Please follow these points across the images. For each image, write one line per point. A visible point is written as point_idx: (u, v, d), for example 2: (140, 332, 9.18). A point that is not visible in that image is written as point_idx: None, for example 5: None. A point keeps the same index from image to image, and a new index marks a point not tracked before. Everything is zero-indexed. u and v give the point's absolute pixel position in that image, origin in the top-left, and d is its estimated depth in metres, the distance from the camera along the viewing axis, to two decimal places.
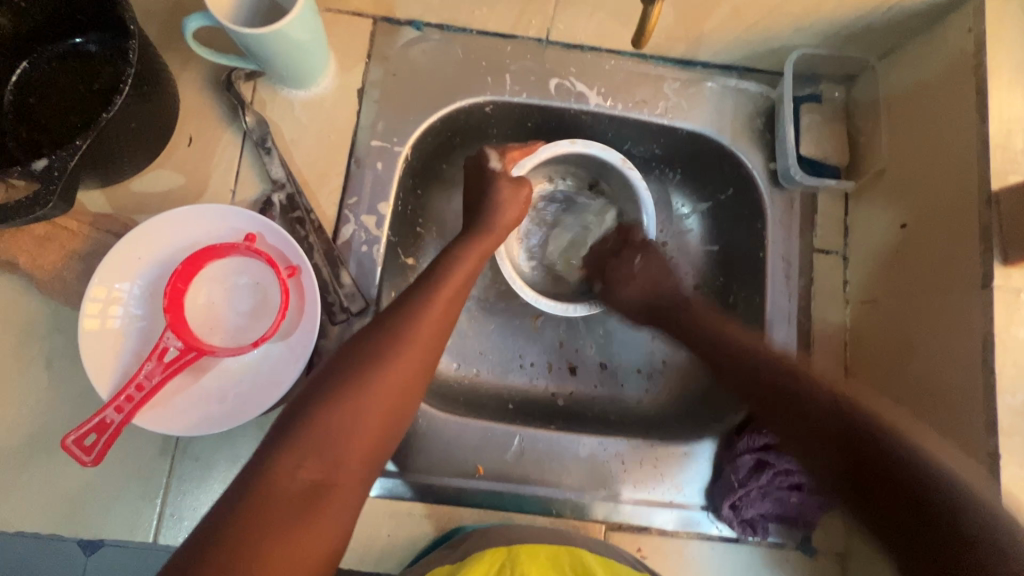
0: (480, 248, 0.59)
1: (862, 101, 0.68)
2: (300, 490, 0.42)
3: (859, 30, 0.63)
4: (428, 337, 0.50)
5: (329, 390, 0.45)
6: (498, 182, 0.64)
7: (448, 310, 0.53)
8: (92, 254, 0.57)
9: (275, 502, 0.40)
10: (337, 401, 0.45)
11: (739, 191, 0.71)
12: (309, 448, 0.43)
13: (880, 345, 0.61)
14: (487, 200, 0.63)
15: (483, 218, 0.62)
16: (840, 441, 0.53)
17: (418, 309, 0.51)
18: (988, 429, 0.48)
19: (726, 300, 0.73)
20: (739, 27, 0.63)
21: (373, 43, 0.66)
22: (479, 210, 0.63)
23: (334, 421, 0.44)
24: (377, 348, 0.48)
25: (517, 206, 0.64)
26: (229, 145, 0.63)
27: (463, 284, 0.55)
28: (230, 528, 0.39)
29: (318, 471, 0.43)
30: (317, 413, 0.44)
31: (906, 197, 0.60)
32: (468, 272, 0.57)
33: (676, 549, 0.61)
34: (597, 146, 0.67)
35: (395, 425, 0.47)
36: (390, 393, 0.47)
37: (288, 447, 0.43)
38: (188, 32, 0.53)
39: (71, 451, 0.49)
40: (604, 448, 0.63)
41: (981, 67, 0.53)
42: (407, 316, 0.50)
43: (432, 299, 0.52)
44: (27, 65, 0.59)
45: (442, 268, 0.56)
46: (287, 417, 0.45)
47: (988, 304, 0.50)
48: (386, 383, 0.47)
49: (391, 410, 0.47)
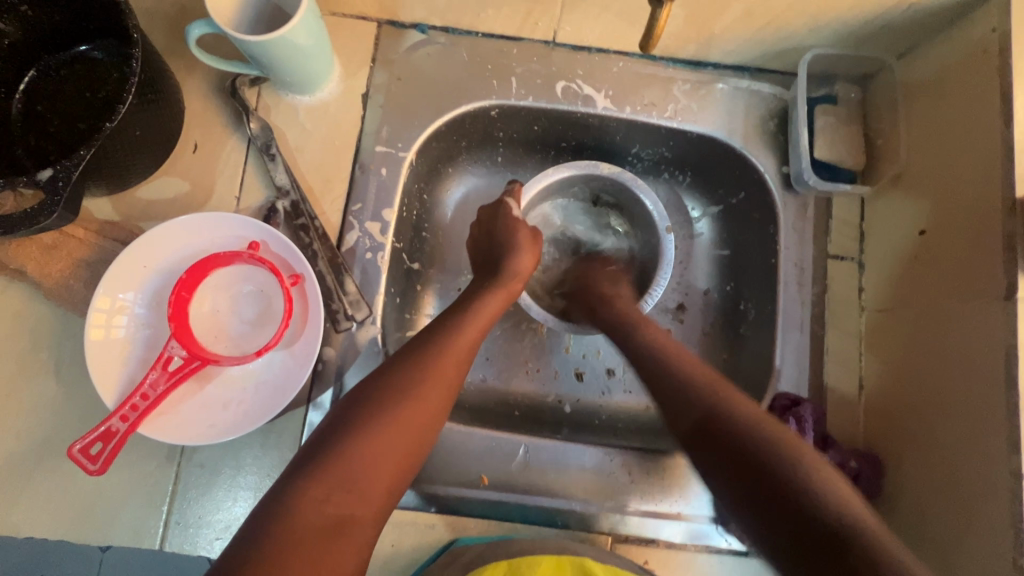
0: (509, 289, 0.61)
1: (880, 102, 0.66)
2: (323, 523, 0.41)
3: (877, 29, 0.61)
4: (450, 375, 0.51)
5: (354, 420, 0.46)
6: (517, 228, 0.64)
7: (469, 350, 0.54)
8: (98, 261, 0.58)
9: (301, 536, 0.40)
10: (360, 436, 0.45)
11: (751, 195, 0.69)
12: (334, 483, 0.43)
13: (899, 355, 0.59)
14: (499, 241, 0.64)
15: (502, 267, 0.62)
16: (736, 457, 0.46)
17: (437, 348, 0.52)
18: (1010, 446, 0.47)
19: (737, 306, 0.71)
20: (751, 27, 0.61)
21: (378, 47, 0.66)
22: (500, 258, 0.63)
23: (360, 455, 0.44)
24: (398, 384, 0.48)
25: (530, 255, 0.64)
26: (234, 152, 0.63)
27: (485, 325, 0.57)
28: (252, 560, 0.38)
29: (344, 505, 0.42)
30: (340, 448, 0.44)
31: (926, 200, 0.58)
32: (493, 313, 0.58)
33: (684, 563, 0.60)
34: (580, 163, 0.68)
35: (413, 462, 0.47)
36: (411, 431, 0.47)
37: (312, 481, 0.42)
38: (192, 39, 0.53)
39: (77, 459, 0.50)
40: (609, 458, 0.62)
41: (1006, 68, 0.51)
42: (428, 354, 0.51)
43: (455, 333, 0.54)
44: (34, 74, 0.59)
45: (461, 311, 0.57)
46: (309, 451, 0.45)
47: (1011, 316, 0.48)
48: (405, 421, 0.47)
49: (413, 446, 0.47)
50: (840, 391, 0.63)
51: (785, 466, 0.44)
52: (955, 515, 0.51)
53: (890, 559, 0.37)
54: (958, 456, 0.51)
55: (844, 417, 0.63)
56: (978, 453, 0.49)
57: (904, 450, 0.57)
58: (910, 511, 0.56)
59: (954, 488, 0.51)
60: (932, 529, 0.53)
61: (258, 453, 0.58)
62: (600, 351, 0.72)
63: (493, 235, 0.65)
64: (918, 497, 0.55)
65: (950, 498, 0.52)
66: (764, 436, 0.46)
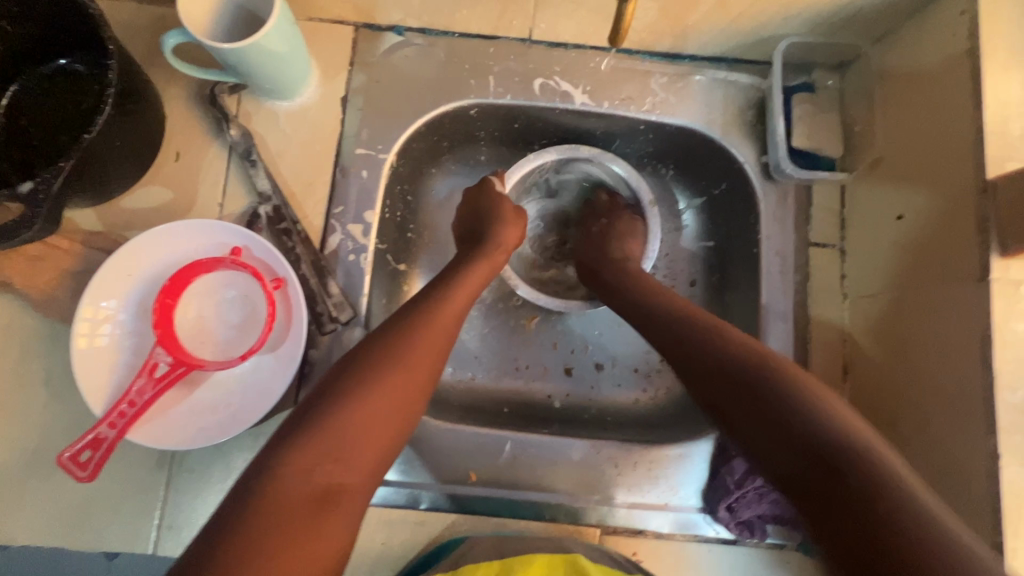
0: (493, 259, 0.61)
1: (856, 90, 0.67)
2: (310, 493, 0.41)
3: (851, 16, 0.61)
4: (435, 343, 0.51)
5: (336, 391, 0.46)
6: (498, 201, 0.66)
7: (454, 321, 0.54)
8: (84, 272, 0.58)
9: (286, 507, 0.40)
10: (347, 405, 0.45)
11: (732, 186, 0.70)
12: (322, 452, 0.42)
13: (882, 341, 0.59)
14: (483, 216, 0.65)
15: (486, 239, 0.63)
16: (736, 387, 0.46)
17: (424, 317, 0.52)
18: (988, 427, 0.47)
19: (723, 297, 0.71)
20: (724, 18, 0.62)
21: (356, 51, 0.66)
22: (484, 230, 0.64)
23: (346, 423, 0.44)
24: (384, 353, 0.48)
25: (516, 228, 0.65)
26: (215, 159, 0.63)
27: (472, 294, 0.57)
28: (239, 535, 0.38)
29: (330, 473, 0.42)
30: (326, 416, 0.44)
31: (903, 186, 0.58)
32: (479, 281, 0.59)
33: (672, 552, 0.60)
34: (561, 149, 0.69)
35: (401, 433, 0.47)
36: (398, 400, 0.47)
37: (299, 449, 0.42)
38: (167, 49, 0.53)
39: (66, 467, 0.50)
40: (595, 450, 0.63)
41: (976, 52, 0.51)
42: (413, 325, 0.51)
43: (442, 303, 0.54)
44: (16, 88, 0.60)
45: (448, 281, 0.57)
46: (292, 421, 0.45)
47: (985, 298, 0.48)
48: (394, 387, 0.47)
49: (400, 416, 0.47)
50: (825, 379, 0.64)
51: (779, 390, 0.44)
52: (938, 497, 0.51)
53: (882, 465, 0.37)
54: (939, 439, 0.52)
55: None
56: (956, 436, 0.50)
57: (887, 434, 0.58)
58: None
59: (937, 470, 0.51)
60: None
61: (248, 457, 0.59)
62: (588, 346, 0.73)
63: (476, 210, 0.66)
64: None
65: (933, 481, 0.52)
66: (761, 369, 0.46)
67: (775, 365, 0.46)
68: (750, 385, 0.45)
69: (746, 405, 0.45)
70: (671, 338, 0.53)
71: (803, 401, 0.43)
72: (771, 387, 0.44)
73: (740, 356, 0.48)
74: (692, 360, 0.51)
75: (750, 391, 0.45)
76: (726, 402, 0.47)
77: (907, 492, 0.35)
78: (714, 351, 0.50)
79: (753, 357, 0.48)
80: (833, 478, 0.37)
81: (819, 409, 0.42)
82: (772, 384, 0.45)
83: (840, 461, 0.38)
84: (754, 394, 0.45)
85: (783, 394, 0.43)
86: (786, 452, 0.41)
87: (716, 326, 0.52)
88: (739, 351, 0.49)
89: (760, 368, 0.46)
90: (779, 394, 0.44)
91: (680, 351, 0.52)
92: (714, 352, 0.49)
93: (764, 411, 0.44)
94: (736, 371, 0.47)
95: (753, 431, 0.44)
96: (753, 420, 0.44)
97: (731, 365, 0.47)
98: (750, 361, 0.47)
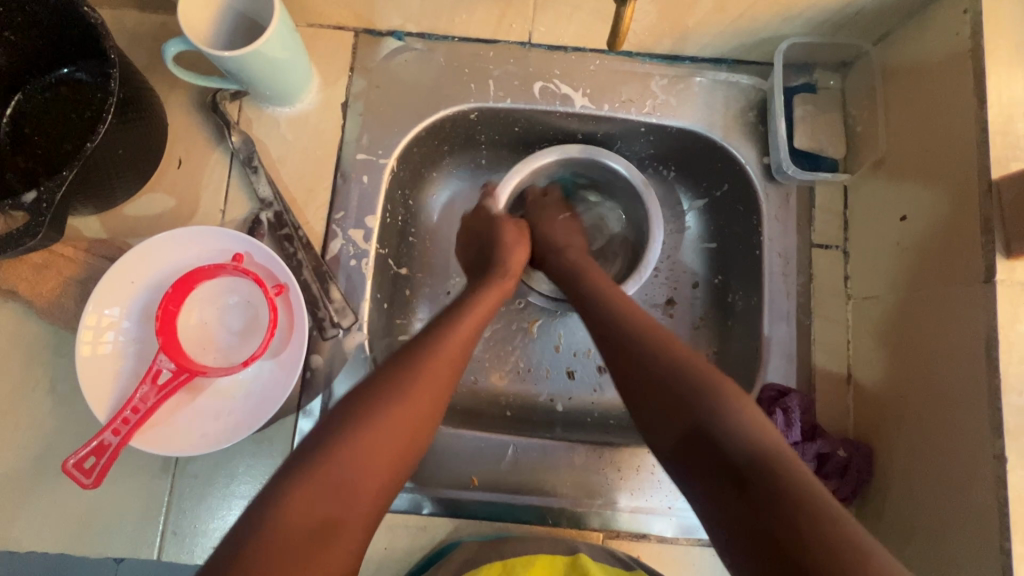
0: (501, 284, 0.61)
1: (858, 89, 0.66)
2: (312, 526, 0.41)
3: (852, 15, 0.61)
4: (443, 371, 0.50)
5: (341, 422, 0.46)
6: (503, 225, 0.66)
7: (462, 347, 0.53)
8: (88, 279, 0.59)
9: (287, 541, 0.40)
10: (350, 437, 0.45)
11: (734, 187, 0.69)
12: (324, 487, 0.43)
13: (887, 343, 0.59)
14: (490, 239, 0.65)
15: (495, 262, 0.63)
16: (667, 395, 0.47)
17: (432, 346, 0.51)
18: (993, 430, 0.46)
19: (726, 299, 0.71)
20: (724, 19, 0.62)
21: (357, 56, 0.66)
22: (492, 253, 0.64)
23: (348, 456, 0.44)
24: (389, 383, 0.48)
25: (522, 250, 0.66)
26: (217, 165, 0.63)
27: (482, 317, 0.57)
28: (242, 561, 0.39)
29: (331, 505, 0.43)
30: (330, 448, 0.44)
31: (907, 187, 0.58)
32: (488, 305, 0.58)
33: (676, 557, 0.60)
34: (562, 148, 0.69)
35: (408, 462, 0.47)
36: (403, 430, 0.47)
37: (300, 483, 0.43)
38: (169, 57, 0.53)
39: (71, 474, 0.51)
40: (596, 455, 0.62)
41: (978, 51, 0.50)
42: (420, 354, 0.50)
43: (450, 330, 0.53)
44: (21, 97, 0.60)
45: (455, 307, 0.57)
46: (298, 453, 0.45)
47: (990, 300, 0.47)
48: (399, 419, 0.47)
49: (405, 446, 0.47)
50: (829, 381, 0.63)
51: (711, 405, 0.44)
52: (944, 501, 0.50)
53: (805, 486, 0.39)
54: (945, 442, 0.51)
55: (834, 406, 0.63)
56: (961, 439, 0.49)
57: (892, 437, 0.57)
58: (898, 499, 0.56)
59: (944, 474, 0.51)
60: (923, 518, 0.53)
61: (252, 462, 0.59)
62: (591, 349, 0.73)
63: (484, 233, 0.67)
64: (908, 485, 0.55)
65: (938, 485, 0.51)
66: (695, 377, 0.47)
67: (710, 375, 0.47)
68: (683, 395, 0.46)
69: (675, 411, 0.46)
70: (609, 338, 0.53)
71: (730, 416, 0.43)
72: (702, 397, 0.45)
73: (677, 363, 0.48)
74: (626, 360, 0.51)
75: (681, 402, 0.46)
76: (655, 405, 0.47)
77: (828, 517, 0.37)
78: (650, 356, 0.50)
79: (685, 364, 0.48)
80: (755, 498, 0.39)
81: (747, 426, 0.43)
82: (700, 395, 0.45)
83: (763, 481, 0.40)
84: (685, 403, 0.45)
85: (712, 409, 0.44)
86: (712, 465, 0.42)
87: (652, 329, 0.52)
88: (676, 359, 0.49)
89: (695, 379, 0.46)
90: (710, 407, 0.44)
91: (618, 351, 0.52)
92: (648, 355, 0.50)
93: (693, 420, 0.44)
94: (670, 379, 0.47)
95: (682, 439, 0.45)
96: (683, 431, 0.45)
97: (666, 372, 0.48)
98: (685, 368, 0.47)
